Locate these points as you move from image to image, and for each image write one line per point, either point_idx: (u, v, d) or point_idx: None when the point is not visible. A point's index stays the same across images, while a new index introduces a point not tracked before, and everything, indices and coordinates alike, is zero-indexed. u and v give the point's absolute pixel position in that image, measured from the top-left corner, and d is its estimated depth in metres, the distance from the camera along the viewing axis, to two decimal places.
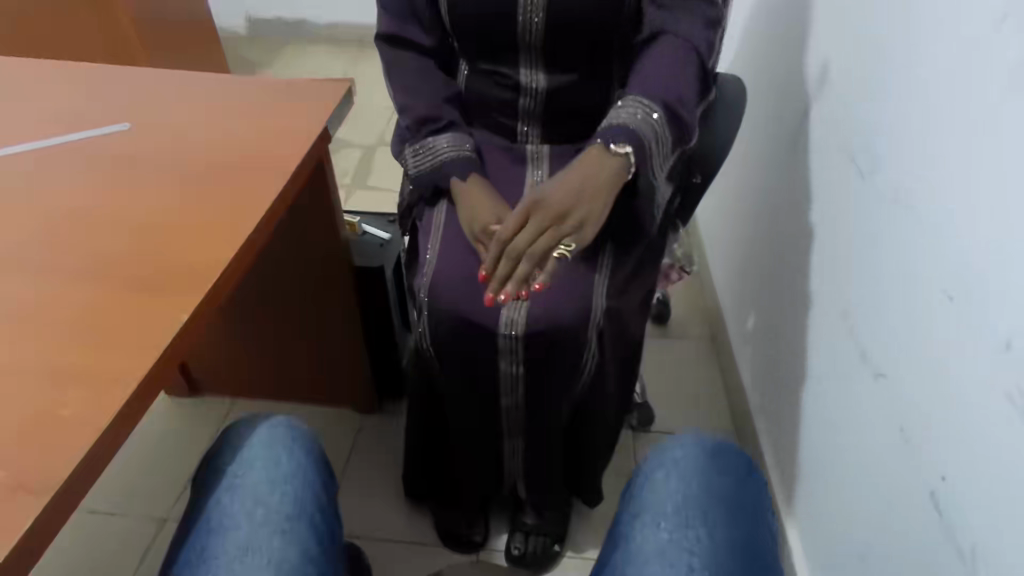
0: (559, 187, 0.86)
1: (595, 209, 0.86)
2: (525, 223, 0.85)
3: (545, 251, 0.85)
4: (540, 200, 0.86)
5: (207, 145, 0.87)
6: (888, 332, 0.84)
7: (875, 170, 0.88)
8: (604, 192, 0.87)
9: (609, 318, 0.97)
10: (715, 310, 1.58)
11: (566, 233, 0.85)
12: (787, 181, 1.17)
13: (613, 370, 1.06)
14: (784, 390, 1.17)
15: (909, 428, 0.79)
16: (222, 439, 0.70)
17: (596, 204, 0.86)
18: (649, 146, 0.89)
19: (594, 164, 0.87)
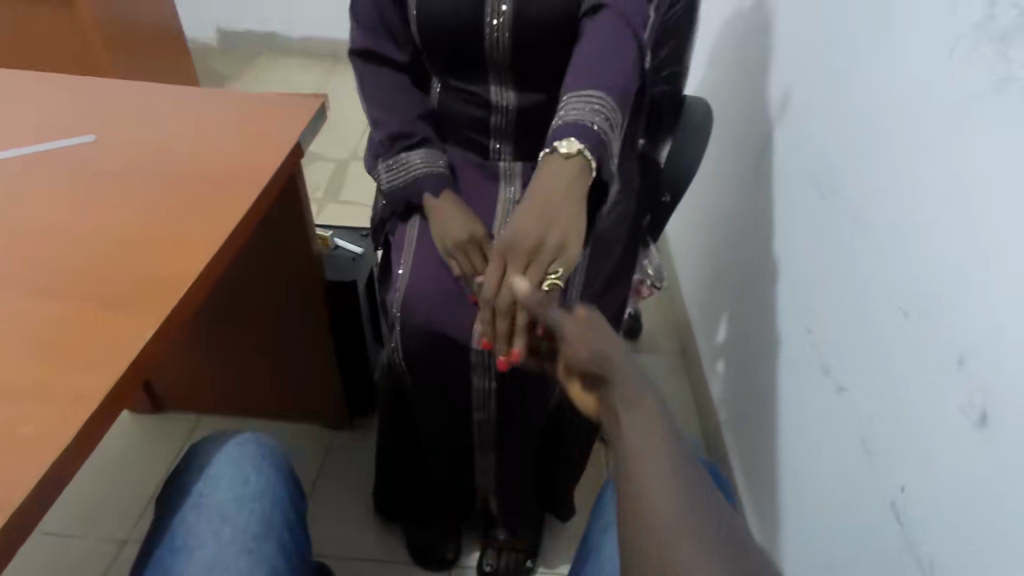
0: (526, 219, 0.83)
1: (569, 227, 0.84)
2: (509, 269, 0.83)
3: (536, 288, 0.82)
4: (511, 240, 0.82)
5: (179, 158, 0.86)
6: (848, 347, 0.87)
7: (836, 190, 0.91)
8: (575, 212, 0.85)
9: None
10: (684, 326, 1.60)
11: (551, 262, 0.83)
12: (753, 199, 1.20)
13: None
14: (753, 404, 1.19)
15: (870, 439, 0.82)
16: (189, 455, 0.69)
17: (570, 224, 0.84)
18: (608, 135, 0.90)
19: (553, 187, 0.86)
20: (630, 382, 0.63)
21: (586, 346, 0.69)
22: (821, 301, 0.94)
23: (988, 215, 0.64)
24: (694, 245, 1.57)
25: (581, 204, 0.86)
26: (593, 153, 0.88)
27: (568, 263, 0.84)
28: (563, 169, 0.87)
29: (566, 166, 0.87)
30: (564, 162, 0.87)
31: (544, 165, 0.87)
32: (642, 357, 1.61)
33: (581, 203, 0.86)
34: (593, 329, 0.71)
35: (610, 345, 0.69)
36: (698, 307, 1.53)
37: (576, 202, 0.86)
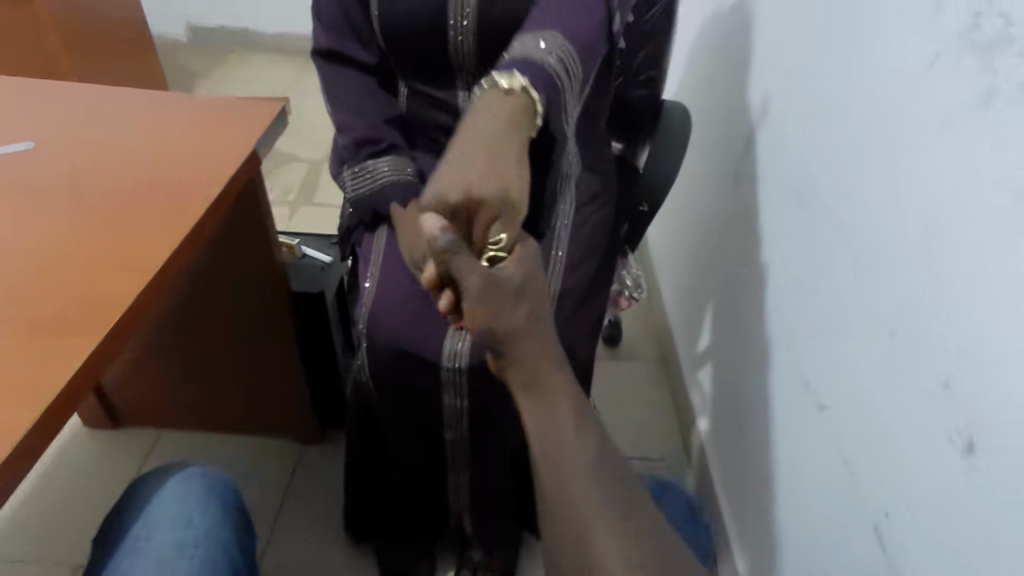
0: (456, 169, 0.67)
1: (512, 178, 0.68)
2: (445, 237, 0.53)
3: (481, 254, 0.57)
4: (440, 197, 0.62)
5: (125, 167, 0.81)
6: (830, 363, 0.84)
7: (815, 199, 0.89)
8: (513, 166, 0.70)
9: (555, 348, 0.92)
10: (666, 333, 1.57)
11: (495, 211, 0.62)
12: (733, 206, 1.18)
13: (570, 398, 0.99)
14: (735, 415, 1.16)
15: (853, 462, 0.79)
16: (129, 492, 0.66)
17: (512, 178, 0.68)
18: (562, 81, 0.82)
19: (480, 140, 0.72)
20: (542, 344, 0.50)
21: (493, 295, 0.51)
22: (801, 314, 0.92)
23: (972, 235, 0.62)
24: (673, 250, 1.55)
25: (518, 159, 0.72)
26: (542, 93, 0.79)
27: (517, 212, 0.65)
28: (491, 122, 0.74)
29: (509, 102, 0.77)
30: (508, 99, 0.77)
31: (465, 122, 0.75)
32: (623, 364, 1.58)
33: (517, 159, 0.72)
34: (512, 288, 0.51)
35: (527, 299, 0.51)
36: (679, 313, 1.50)
37: (514, 159, 0.72)
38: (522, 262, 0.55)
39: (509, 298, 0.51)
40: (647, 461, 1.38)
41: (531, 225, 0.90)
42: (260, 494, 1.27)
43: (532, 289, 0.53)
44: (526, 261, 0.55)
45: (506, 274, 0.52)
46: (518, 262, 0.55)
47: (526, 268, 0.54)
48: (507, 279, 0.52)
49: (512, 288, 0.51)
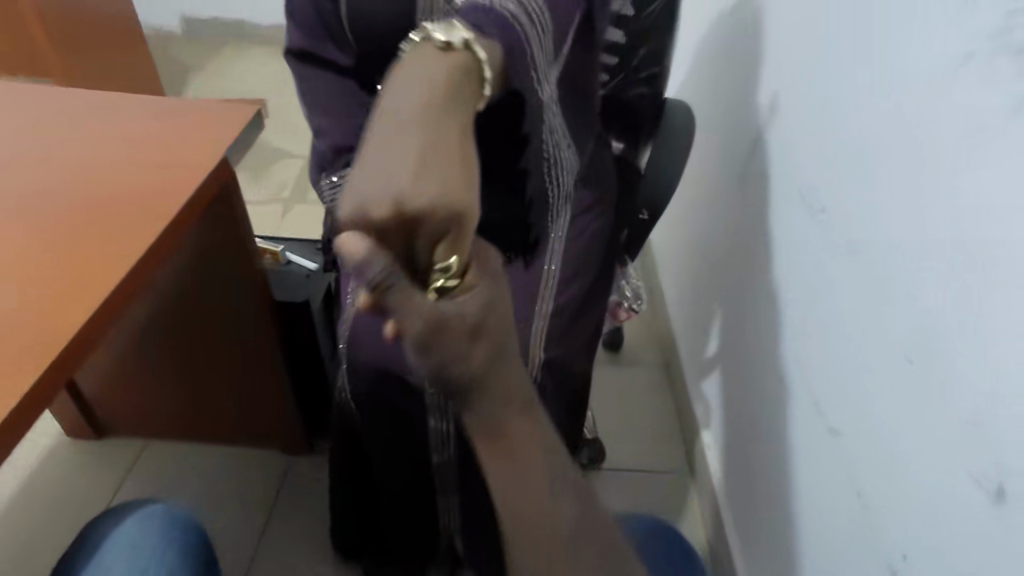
0: (380, 165, 0.38)
1: (464, 152, 0.43)
2: (377, 273, 0.32)
3: (425, 269, 0.36)
4: (360, 206, 0.35)
5: (89, 176, 0.77)
6: (843, 386, 0.78)
7: (828, 209, 0.82)
8: (460, 129, 0.46)
9: (547, 370, 0.85)
10: (670, 339, 1.51)
11: (455, 215, 0.37)
12: (740, 211, 1.12)
13: (556, 409, 0.92)
14: (740, 431, 1.10)
15: (866, 494, 0.74)
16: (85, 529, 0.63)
17: (466, 151, 0.43)
18: (524, 28, 0.66)
19: (414, 103, 0.45)
20: (517, 387, 0.39)
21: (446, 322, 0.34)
22: (810, 330, 0.87)
23: (1001, 259, 0.56)
24: (677, 252, 1.48)
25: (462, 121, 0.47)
26: (497, 42, 0.63)
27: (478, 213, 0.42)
28: (422, 74, 0.50)
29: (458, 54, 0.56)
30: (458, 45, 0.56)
31: (394, 83, 0.49)
32: (625, 370, 1.53)
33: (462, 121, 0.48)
34: (468, 324, 0.35)
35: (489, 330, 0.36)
36: (682, 319, 1.44)
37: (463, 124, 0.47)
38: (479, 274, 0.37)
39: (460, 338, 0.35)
40: (648, 473, 1.32)
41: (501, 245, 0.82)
42: (246, 509, 1.23)
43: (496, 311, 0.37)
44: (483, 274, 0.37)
45: (459, 309, 0.34)
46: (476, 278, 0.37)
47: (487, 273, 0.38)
48: (464, 309, 0.35)
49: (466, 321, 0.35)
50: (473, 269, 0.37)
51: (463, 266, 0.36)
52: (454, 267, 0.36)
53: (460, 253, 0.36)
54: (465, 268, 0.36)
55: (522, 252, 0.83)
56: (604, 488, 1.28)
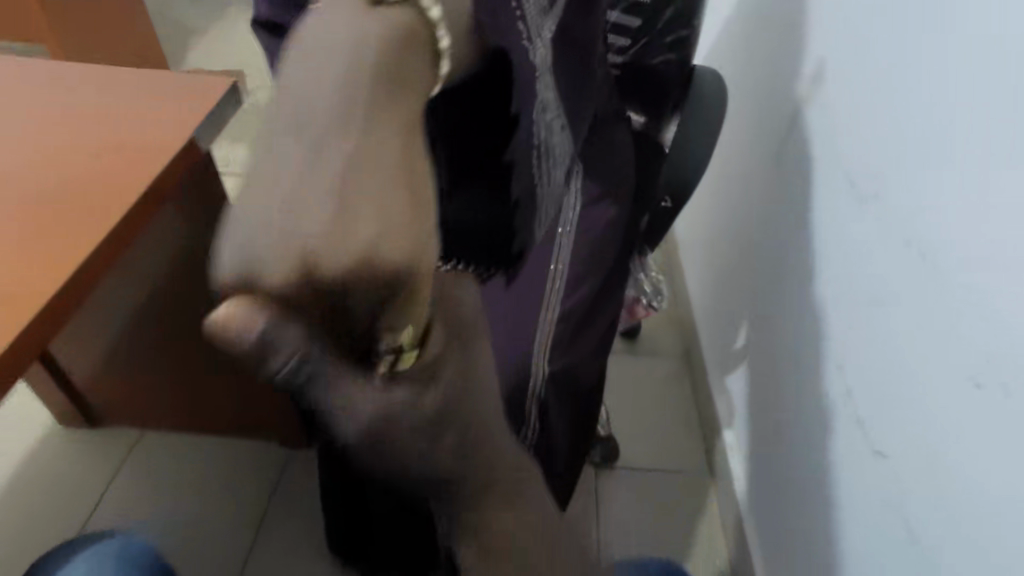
0: (283, 222, 0.28)
1: (411, 177, 0.33)
2: (284, 360, 0.27)
3: (367, 344, 0.30)
4: (249, 270, 0.27)
5: (64, 164, 0.70)
6: (895, 404, 0.70)
7: (879, 201, 0.73)
8: (407, 132, 0.35)
9: (552, 385, 0.76)
10: (691, 327, 1.41)
11: (399, 280, 0.29)
12: (773, 195, 1.01)
13: (564, 426, 0.83)
14: (767, 435, 1.02)
15: (920, 531, 0.66)
16: (46, 558, 0.64)
17: (417, 173, 0.33)
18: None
19: (333, 95, 0.33)
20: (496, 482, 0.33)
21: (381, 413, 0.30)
22: (851, 335, 0.78)
23: None
24: (701, 235, 1.38)
25: (406, 111, 0.36)
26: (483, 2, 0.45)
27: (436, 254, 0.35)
28: (345, 28, 0.35)
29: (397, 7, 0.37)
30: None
31: (305, 44, 0.35)
32: (641, 360, 1.44)
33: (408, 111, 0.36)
34: (424, 419, 0.31)
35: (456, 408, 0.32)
36: (704, 307, 1.35)
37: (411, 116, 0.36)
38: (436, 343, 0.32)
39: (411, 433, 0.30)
40: (665, 473, 1.24)
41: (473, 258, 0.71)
42: (237, 521, 1.17)
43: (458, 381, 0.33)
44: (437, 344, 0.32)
45: (410, 399, 0.30)
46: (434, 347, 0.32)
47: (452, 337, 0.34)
48: (418, 399, 0.31)
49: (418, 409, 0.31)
50: (431, 337, 0.32)
51: (420, 336, 0.31)
52: (406, 344, 0.30)
53: (414, 325, 0.31)
54: (424, 336, 0.31)
55: (506, 264, 0.73)
56: (618, 489, 1.21)
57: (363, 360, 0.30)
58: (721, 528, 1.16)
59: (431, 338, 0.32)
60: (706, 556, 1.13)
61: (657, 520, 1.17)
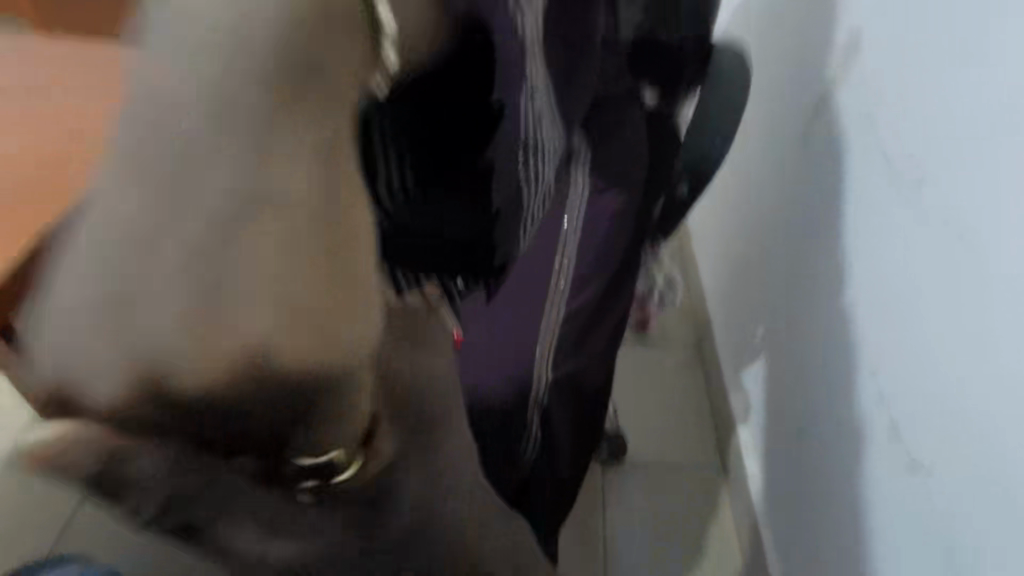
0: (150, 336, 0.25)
1: (319, 260, 0.26)
2: (154, 459, 0.29)
3: (306, 468, 0.32)
4: (122, 389, 0.26)
5: None
6: (937, 416, 0.63)
7: (924, 189, 0.65)
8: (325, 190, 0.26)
9: (555, 391, 0.76)
10: (706, 317, 1.34)
11: (307, 405, 0.29)
12: (799, 181, 0.93)
13: (570, 443, 0.80)
14: (786, 438, 0.95)
15: (962, 552, 0.60)
16: None
17: (339, 253, 0.26)
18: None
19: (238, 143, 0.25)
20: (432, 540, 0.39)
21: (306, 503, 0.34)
22: (882, 334, 0.72)
23: None
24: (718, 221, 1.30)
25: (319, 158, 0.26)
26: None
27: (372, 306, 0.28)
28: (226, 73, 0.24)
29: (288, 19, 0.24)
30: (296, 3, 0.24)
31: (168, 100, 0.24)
32: (652, 351, 1.37)
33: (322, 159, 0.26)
34: (347, 520, 0.36)
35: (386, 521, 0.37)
36: (720, 297, 1.28)
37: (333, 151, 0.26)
38: (385, 447, 0.36)
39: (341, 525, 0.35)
40: (676, 472, 1.18)
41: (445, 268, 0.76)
42: None
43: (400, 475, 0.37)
44: (388, 440, 0.36)
45: (334, 499, 0.35)
46: (379, 457, 0.36)
47: (411, 430, 0.38)
48: (341, 495, 0.35)
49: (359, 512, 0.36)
50: (381, 443, 0.35)
51: (357, 457, 0.34)
52: (335, 464, 0.33)
53: (343, 450, 0.33)
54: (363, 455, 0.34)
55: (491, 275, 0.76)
56: (627, 488, 1.15)
57: (296, 477, 0.33)
58: (734, 530, 1.11)
59: (378, 446, 0.35)
60: (720, 560, 1.08)
61: (668, 521, 1.12)
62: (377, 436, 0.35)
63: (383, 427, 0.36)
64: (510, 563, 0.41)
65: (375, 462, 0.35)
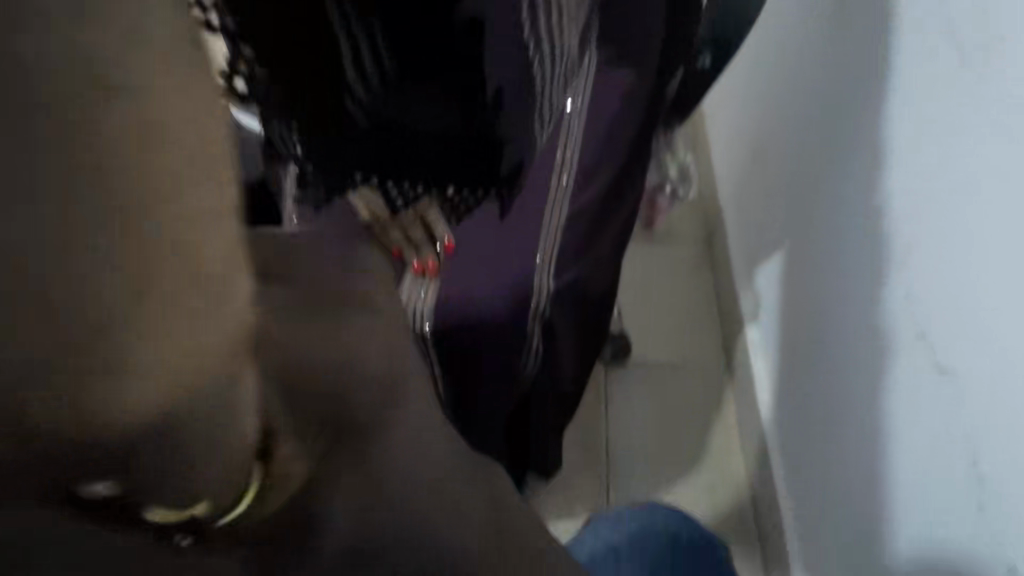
0: None
1: (81, 234, 0.16)
2: None
3: (169, 524, 0.22)
4: None
5: None
6: (977, 320, 0.57)
7: (995, 57, 0.54)
8: (95, 160, 0.16)
9: (557, 303, 0.73)
10: (717, 212, 1.26)
11: (114, 460, 0.19)
12: (834, 55, 0.81)
13: (571, 349, 0.80)
14: (801, 340, 0.91)
15: (988, 467, 0.56)
16: None
17: (147, 264, 0.17)
18: None
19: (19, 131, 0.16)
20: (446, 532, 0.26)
21: (209, 519, 0.23)
22: (915, 228, 0.64)
23: None
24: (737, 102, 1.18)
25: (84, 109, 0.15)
26: None
27: (244, 355, 0.21)
28: None
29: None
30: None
31: None
32: (658, 246, 1.30)
33: (87, 107, 0.16)
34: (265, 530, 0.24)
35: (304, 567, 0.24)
36: (733, 188, 1.19)
37: (188, 108, 0.17)
38: (287, 470, 0.24)
39: (242, 572, 0.24)
40: (679, 372, 1.16)
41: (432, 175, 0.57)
42: None
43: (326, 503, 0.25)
44: (294, 458, 0.24)
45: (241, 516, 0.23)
46: (281, 485, 0.24)
47: (332, 433, 0.25)
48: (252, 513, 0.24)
49: (258, 560, 0.24)
50: (277, 466, 0.24)
51: (240, 489, 0.23)
52: (199, 515, 0.22)
53: (203, 494, 0.22)
54: (251, 486, 0.23)
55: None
56: (629, 389, 1.13)
57: (157, 533, 0.22)
58: (737, 426, 1.11)
59: (275, 470, 0.24)
60: (721, 457, 1.08)
61: (671, 420, 1.11)
62: (270, 458, 0.23)
63: (284, 440, 0.24)
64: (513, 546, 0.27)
65: (276, 494, 0.24)
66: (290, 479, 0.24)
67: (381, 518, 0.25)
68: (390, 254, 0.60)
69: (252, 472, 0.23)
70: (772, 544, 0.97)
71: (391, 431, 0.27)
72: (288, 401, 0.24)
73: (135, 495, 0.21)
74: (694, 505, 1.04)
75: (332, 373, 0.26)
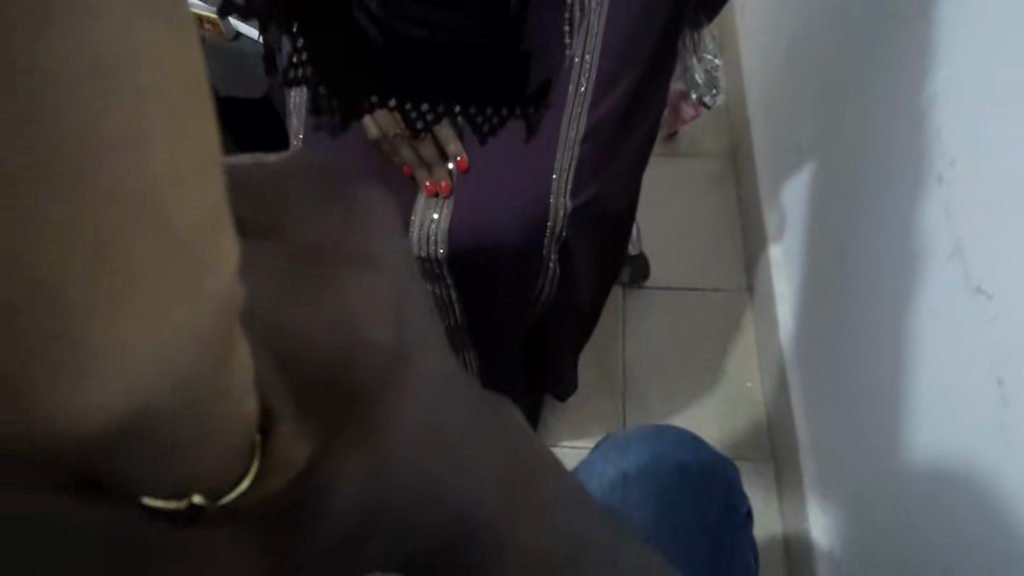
0: None
1: (28, 186, 0.13)
2: None
3: (166, 512, 0.19)
4: None
5: None
6: (1014, 232, 0.52)
7: None
8: (38, 133, 0.13)
9: (575, 222, 0.69)
10: (743, 124, 1.20)
11: (91, 452, 0.16)
12: None
13: (588, 270, 0.78)
14: (825, 258, 0.88)
15: (1011, 386, 0.53)
16: None
17: (117, 238, 0.14)
18: None
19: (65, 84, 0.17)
20: (472, 486, 0.25)
21: (205, 484, 0.19)
22: (958, 135, 0.59)
23: None
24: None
25: (29, 74, 0.13)
26: None
27: (233, 324, 0.18)
28: None
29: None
30: None
31: None
32: (681, 161, 1.25)
33: (23, 73, 0.13)
34: (273, 506, 0.21)
35: (316, 535, 0.22)
36: (761, 96, 1.12)
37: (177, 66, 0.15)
38: (290, 454, 0.21)
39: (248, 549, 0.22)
40: (699, 292, 1.14)
41: (445, 97, 0.63)
42: None
43: (333, 477, 0.23)
44: (297, 438, 0.22)
45: (257, 488, 0.21)
46: (283, 468, 0.21)
47: (337, 405, 0.23)
48: (261, 487, 0.21)
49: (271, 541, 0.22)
50: (282, 443, 0.21)
51: (242, 468, 0.20)
52: (199, 503, 0.20)
53: (202, 481, 0.19)
54: (250, 468, 0.20)
55: (523, 103, 0.64)
56: (647, 310, 1.13)
57: (168, 521, 0.19)
58: (755, 345, 1.10)
59: (276, 454, 0.21)
60: (737, 375, 1.08)
61: (688, 340, 1.11)
62: (269, 443, 0.21)
63: (283, 418, 0.21)
64: (522, 483, 0.26)
65: (278, 476, 0.21)
66: (291, 460, 0.21)
67: (392, 491, 0.24)
68: (402, 171, 0.67)
69: (251, 448, 0.20)
70: (784, 461, 0.98)
71: (402, 400, 0.25)
72: (285, 367, 0.22)
73: (119, 485, 0.18)
74: (708, 422, 1.05)
75: (336, 336, 0.24)
